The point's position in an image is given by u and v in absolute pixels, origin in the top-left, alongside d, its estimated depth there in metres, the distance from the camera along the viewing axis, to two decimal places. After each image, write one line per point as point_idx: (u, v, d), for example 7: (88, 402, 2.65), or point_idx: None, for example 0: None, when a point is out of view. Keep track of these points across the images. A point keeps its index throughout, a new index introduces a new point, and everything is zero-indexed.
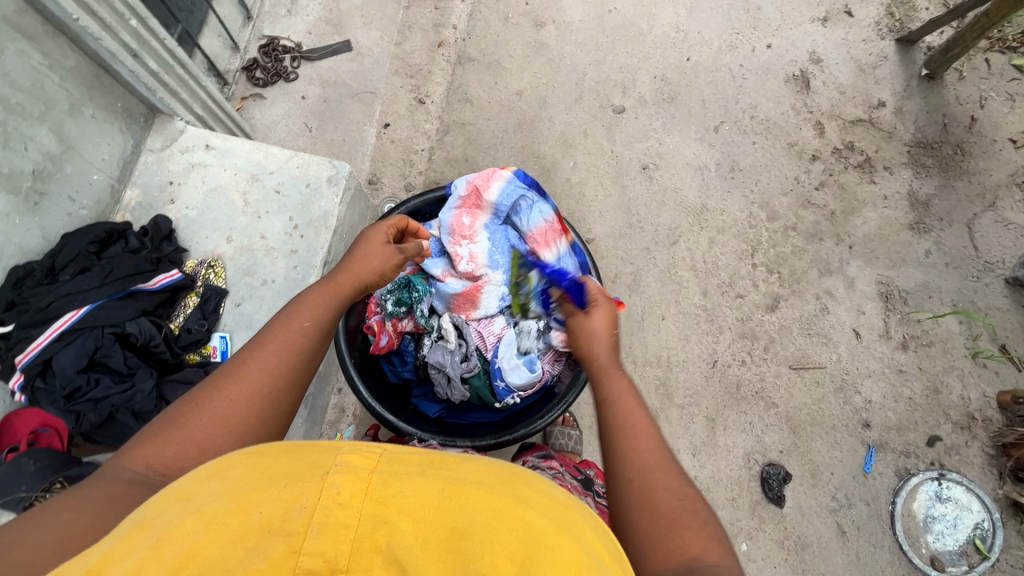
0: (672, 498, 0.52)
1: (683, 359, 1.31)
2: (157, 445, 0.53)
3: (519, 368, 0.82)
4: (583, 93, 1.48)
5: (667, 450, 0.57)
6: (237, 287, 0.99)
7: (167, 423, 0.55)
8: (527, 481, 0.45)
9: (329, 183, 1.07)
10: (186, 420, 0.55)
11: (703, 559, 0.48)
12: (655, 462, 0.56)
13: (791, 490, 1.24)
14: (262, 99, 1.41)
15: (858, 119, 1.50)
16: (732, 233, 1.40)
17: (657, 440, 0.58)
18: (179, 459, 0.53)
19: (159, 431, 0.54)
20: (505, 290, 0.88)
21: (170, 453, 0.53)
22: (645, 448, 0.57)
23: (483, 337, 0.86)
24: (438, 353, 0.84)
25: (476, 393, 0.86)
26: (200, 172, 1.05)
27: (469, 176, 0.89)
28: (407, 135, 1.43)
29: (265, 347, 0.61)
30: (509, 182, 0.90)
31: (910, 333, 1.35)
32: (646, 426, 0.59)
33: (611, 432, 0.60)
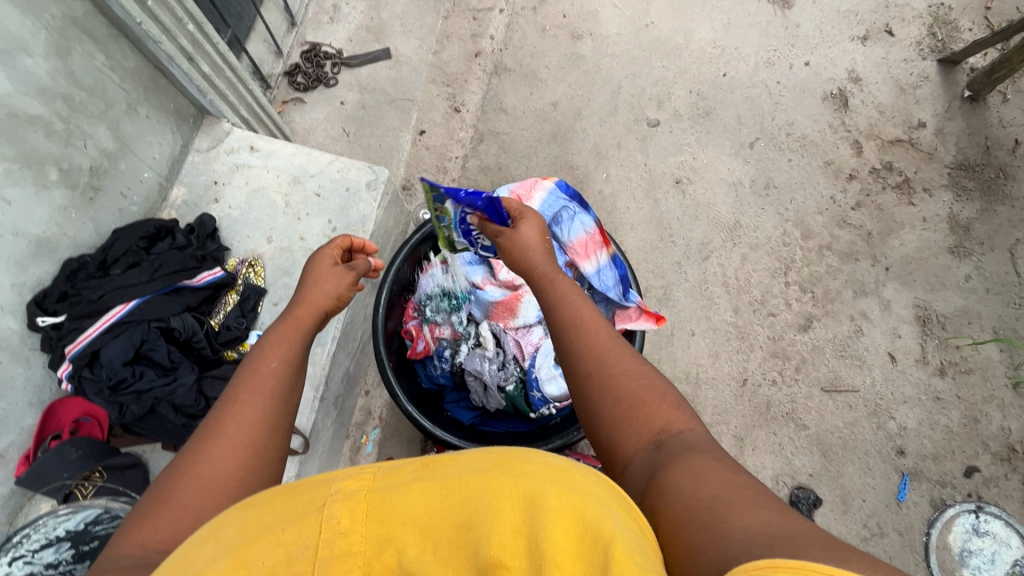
0: (622, 383, 0.55)
1: (712, 376, 1.30)
2: (145, 530, 0.50)
3: (556, 378, 0.81)
4: (618, 106, 1.49)
5: (620, 339, 0.61)
6: (275, 287, 1.01)
7: (152, 505, 0.52)
8: (521, 457, 0.40)
9: (368, 188, 1.09)
10: (168, 497, 0.52)
11: (668, 428, 0.51)
12: (611, 351, 0.59)
13: (821, 515, 1.21)
14: (302, 104, 1.45)
15: (898, 139, 1.48)
16: (765, 251, 1.39)
17: (608, 330, 0.62)
18: (178, 531, 0.50)
19: (140, 520, 0.51)
20: None
21: (163, 533, 0.49)
22: (601, 341, 0.60)
23: (521, 346, 0.84)
24: (476, 360, 0.84)
25: (511, 402, 0.84)
26: (243, 173, 1.08)
27: (512, 186, 0.90)
28: (441, 143, 1.45)
29: (237, 400, 0.61)
30: (550, 194, 0.91)
31: (949, 359, 1.32)
32: (594, 319, 0.63)
33: (565, 329, 0.63)
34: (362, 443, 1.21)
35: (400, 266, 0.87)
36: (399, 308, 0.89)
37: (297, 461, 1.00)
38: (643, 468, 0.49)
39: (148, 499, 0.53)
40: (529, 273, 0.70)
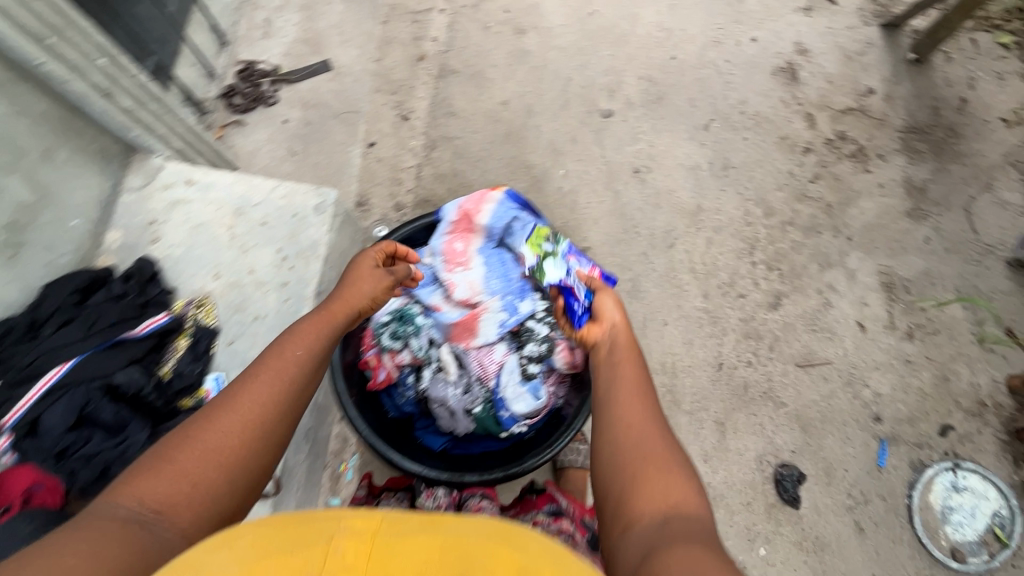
0: (647, 447, 0.58)
1: (689, 363, 1.29)
2: (149, 477, 0.54)
3: (524, 397, 0.79)
4: (570, 100, 1.46)
5: (657, 404, 0.64)
6: (228, 325, 0.98)
7: (158, 460, 0.55)
8: (522, 532, 0.43)
9: (316, 213, 1.05)
10: (180, 451, 0.56)
11: (680, 506, 0.52)
12: (646, 412, 0.62)
13: (806, 490, 1.23)
14: (242, 126, 1.38)
15: (849, 108, 1.49)
16: (729, 232, 1.38)
17: (648, 391, 0.64)
18: (174, 494, 0.53)
19: (149, 467, 0.55)
20: (503, 316, 0.84)
21: (164, 486, 0.53)
22: (640, 398, 0.63)
23: (484, 365, 0.82)
24: (439, 387, 0.82)
25: (481, 424, 0.82)
26: (182, 208, 1.02)
27: (458, 201, 0.87)
28: (393, 153, 1.41)
29: (257, 379, 0.63)
30: (501, 203, 0.88)
31: (915, 322, 1.33)
32: (639, 376, 0.66)
33: (610, 378, 0.66)
34: (341, 472, 1.18)
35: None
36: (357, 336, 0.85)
37: (270, 502, 0.95)
38: (643, 537, 0.50)
39: (163, 445, 0.57)
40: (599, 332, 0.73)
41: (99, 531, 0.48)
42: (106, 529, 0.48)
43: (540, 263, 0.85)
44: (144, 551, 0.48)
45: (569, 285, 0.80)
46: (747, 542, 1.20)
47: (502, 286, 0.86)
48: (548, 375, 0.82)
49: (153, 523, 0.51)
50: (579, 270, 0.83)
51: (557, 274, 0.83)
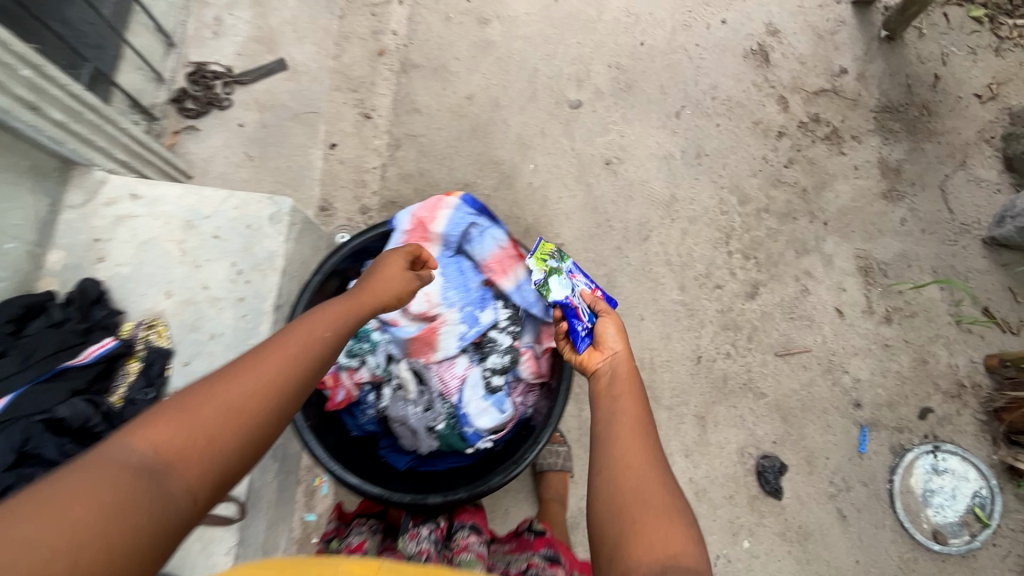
0: (649, 492, 0.55)
1: (667, 358, 1.27)
2: (166, 423, 0.50)
3: (488, 410, 0.79)
4: (537, 91, 1.42)
5: (657, 443, 0.61)
6: (183, 345, 0.94)
7: (172, 407, 0.51)
8: None
9: (271, 222, 1.01)
10: (200, 408, 0.51)
11: (680, 557, 0.50)
12: (646, 451, 0.59)
13: (789, 480, 1.22)
14: (196, 131, 1.32)
15: (822, 89, 1.46)
16: (704, 222, 1.36)
17: (647, 428, 0.62)
18: (185, 450, 0.49)
19: (167, 413, 0.51)
20: (462, 329, 0.84)
21: (177, 436, 0.49)
22: (638, 436, 0.61)
23: (446, 381, 0.82)
24: (399, 405, 0.81)
25: (445, 441, 0.80)
26: (128, 224, 0.97)
27: (412, 209, 0.86)
28: (356, 154, 1.36)
29: (282, 348, 0.59)
30: (455, 209, 0.88)
31: (893, 306, 1.32)
32: (638, 412, 0.63)
33: (610, 412, 0.64)
34: (316, 485, 1.16)
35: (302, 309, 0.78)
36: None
37: (237, 527, 0.91)
38: None
39: (187, 393, 0.53)
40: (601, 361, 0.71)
41: (105, 481, 0.45)
42: (113, 479, 0.45)
43: (545, 279, 0.81)
44: (146, 514, 0.45)
45: (574, 305, 0.78)
46: (731, 536, 1.19)
47: (460, 296, 0.86)
48: (514, 386, 0.84)
49: (161, 479, 0.47)
50: (582, 290, 0.81)
51: (562, 292, 0.80)
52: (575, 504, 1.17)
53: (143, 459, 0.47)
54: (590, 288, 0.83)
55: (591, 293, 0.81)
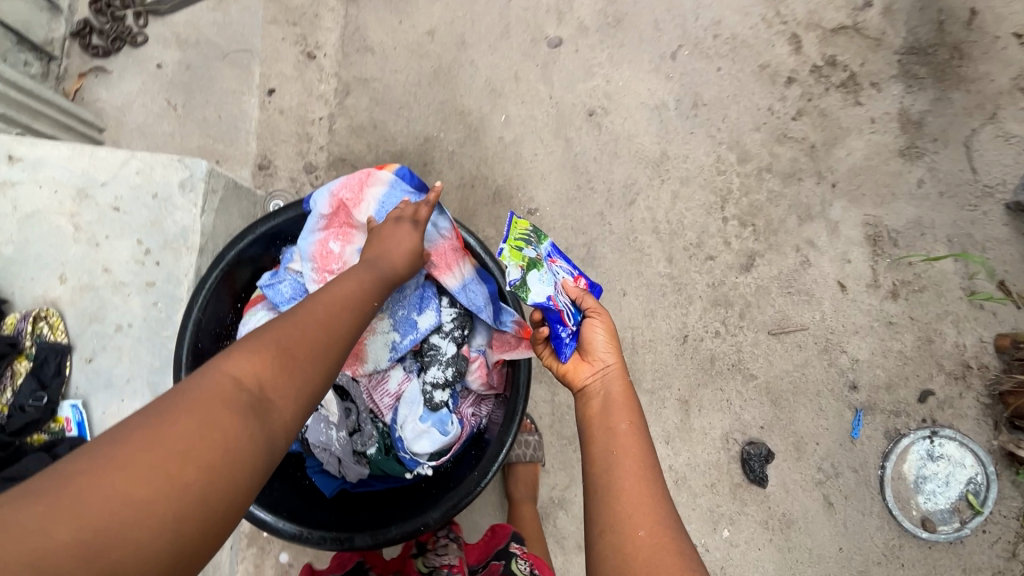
0: (661, 560, 0.50)
1: (650, 338, 1.15)
2: (254, 356, 0.44)
3: (427, 433, 0.73)
4: (509, 26, 1.21)
5: (660, 486, 0.56)
6: (85, 339, 0.80)
7: (260, 343, 0.45)
8: None
9: (183, 190, 0.84)
10: (286, 342, 0.46)
11: None
12: (650, 502, 0.54)
13: (775, 467, 1.14)
14: (106, 74, 1.14)
15: (841, 26, 1.26)
16: (698, 183, 1.20)
17: (648, 468, 0.57)
18: (276, 388, 0.44)
19: (250, 347, 0.45)
20: (394, 338, 0.77)
21: (267, 371, 0.44)
22: (638, 483, 0.56)
23: (378, 400, 0.78)
24: (320, 431, 0.74)
25: (378, 464, 0.76)
26: (7, 194, 0.81)
27: (332, 187, 0.76)
28: (298, 102, 1.16)
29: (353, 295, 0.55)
30: (384, 192, 0.78)
31: (900, 279, 1.20)
32: (636, 451, 0.58)
33: (606, 456, 0.58)
34: None
35: (202, 312, 0.69)
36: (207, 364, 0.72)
37: None
38: None
39: (266, 328, 0.47)
40: (598, 387, 0.65)
41: (201, 417, 0.39)
42: (208, 415, 0.40)
43: (523, 277, 0.66)
44: (251, 451, 0.40)
45: (557, 308, 0.66)
46: (710, 524, 1.12)
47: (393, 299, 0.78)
48: (465, 397, 0.80)
49: (259, 415, 0.42)
50: (563, 280, 0.71)
51: (544, 291, 0.66)
52: (545, 497, 1.09)
53: (237, 392, 0.42)
54: (572, 277, 0.74)
55: (574, 284, 0.72)
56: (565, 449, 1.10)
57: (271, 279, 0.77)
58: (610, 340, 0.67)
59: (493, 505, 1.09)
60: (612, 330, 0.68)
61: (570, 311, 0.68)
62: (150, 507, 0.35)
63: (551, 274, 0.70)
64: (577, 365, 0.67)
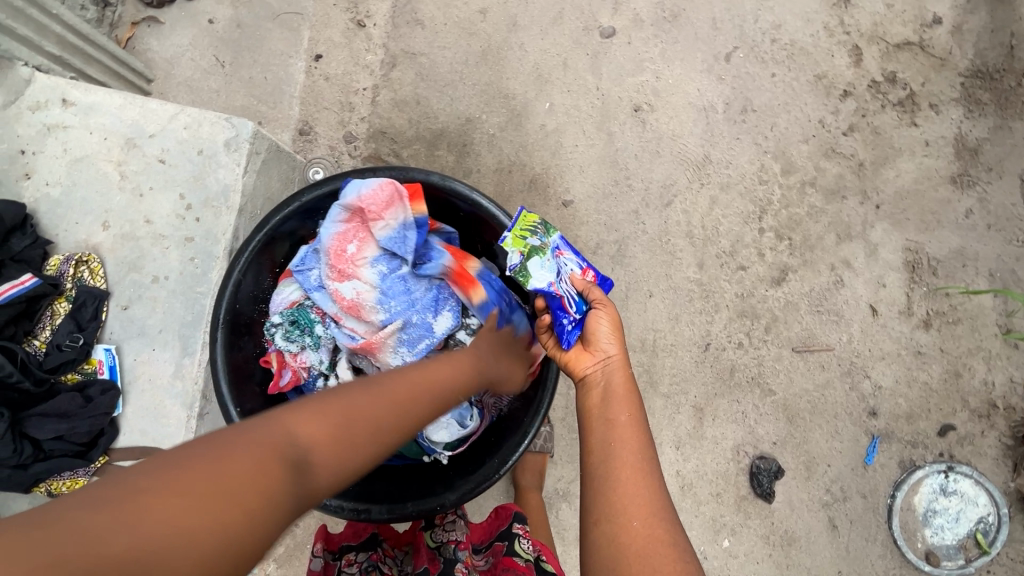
0: (654, 552, 0.51)
1: (672, 342, 1.15)
2: (319, 419, 0.41)
3: (447, 426, 0.75)
4: (563, 11, 1.19)
5: (654, 469, 0.57)
6: (122, 287, 0.82)
7: (328, 402, 0.42)
8: None
9: (227, 149, 0.85)
10: (345, 412, 0.42)
11: None
12: (640, 485, 0.55)
13: (782, 484, 1.13)
14: (158, 25, 1.15)
15: (906, 42, 1.21)
16: (738, 191, 1.18)
17: (642, 452, 0.58)
18: (330, 457, 0.40)
19: (308, 406, 0.41)
20: (411, 344, 0.76)
21: (321, 440, 0.40)
22: (631, 468, 0.57)
23: None
24: None
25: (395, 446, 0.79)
26: (58, 136, 0.83)
27: (361, 191, 0.73)
28: (344, 70, 1.16)
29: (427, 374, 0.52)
30: (402, 221, 0.76)
31: (935, 309, 1.17)
32: (633, 437, 0.59)
33: (600, 445, 0.59)
34: None
35: (242, 276, 0.71)
36: (243, 325, 0.74)
37: None
38: None
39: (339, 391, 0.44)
40: (602, 379, 0.65)
41: (253, 465, 0.36)
42: (258, 465, 0.36)
43: (524, 263, 0.70)
44: (277, 521, 0.36)
45: (559, 296, 0.70)
46: (712, 533, 1.13)
47: (403, 307, 0.76)
48: None
49: (298, 481, 0.38)
50: (571, 272, 0.74)
51: (545, 278, 0.70)
52: (551, 489, 1.10)
53: (287, 450, 0.38)
54: (580, 269, 0.75)
55: (582, 277, 0.74)
56: (574, 443, 1.11)
57: (301, 264, 0.78)
58: (614, 330, 0.67)
59: (498, 490, 1.10)
60: (616, 320, 0.68)
61: (572, 302, 0.70)
62: (183, 546, 0.32)
63: (556, 266, 0.72)
64: (579, 354, 0.68)
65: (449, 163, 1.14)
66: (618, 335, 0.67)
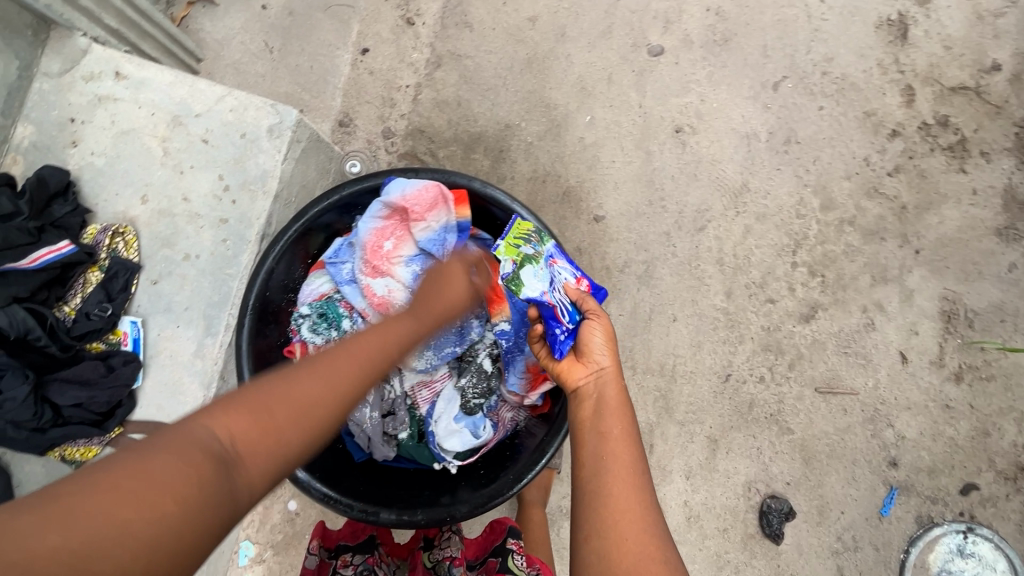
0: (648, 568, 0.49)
1: (692, 370, 1.12)
2: (237, 412, 0.42)
3: (459, 433, 0.76)
4: (613, 26, 1.18)
5: (646, 481, 0.55)
6: (154, 262, 0.82)
7: (243, 395, 0.43)
8: None
9: (270, 135, 0.85)
10: (265, 400, 0.44)
11: None
12: (631, 499, 0.53)
13: (792, 526, 1.10)
14: (213, 7, 1.16)
15: (962, 86, 1.18)
16: (774, 222, 1.15)
17: (634, 466, 0.56)
18: (259, 441, 0.42)
19: (225, 404, 0.42)
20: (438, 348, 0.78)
21: (244, 429, 0.42)
22: (622, 481, 0.54)
23: (416, 391, 0.81)
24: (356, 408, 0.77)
25: (408, 451, 0.79)
26: (108, 108, 0.84)
27: (406, 190, 0.74)
28: (389, 66, 1.16)
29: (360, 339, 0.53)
30: (444, 223, 0.76)
31: (969, 363, 1.13)
32: (624, 449, 0.57)
33: (590, 459, 0.57)
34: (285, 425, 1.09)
35: (275, 263, 0.71)
36: (271, 313, 0.74)
37: None
38: None
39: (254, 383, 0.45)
40: (595, 392, 0.63)
41: (175, 463, 0.37)
42: (181, 462, 0.37)
43: (516, 271, 0.70)
44: (214, 509, 0.37)
45: (552, 305, 0.69)
46: (714, 569, 1.10)
47: None
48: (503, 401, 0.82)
49: (227, 472, 0.39)
50: (564, 282, 0.73)
51: (538, 287, 0.70)
52: (554, 506, 1.08)
53: (208, 446, 0.39)
54: (574, 278, 0.75)
55: (575, 286, 0.74)
56: None
57: (335, 256, 0.79)
58: (609, 344, 0.66)
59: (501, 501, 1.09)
60: (607, 329, 0.67)
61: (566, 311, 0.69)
62: (121, 547, 0.33)
63: (549, 275, 0.72)
64: (572, 364, 0.67)
65: (484, 167, 1.14)
66: (609, 347, 0.66)
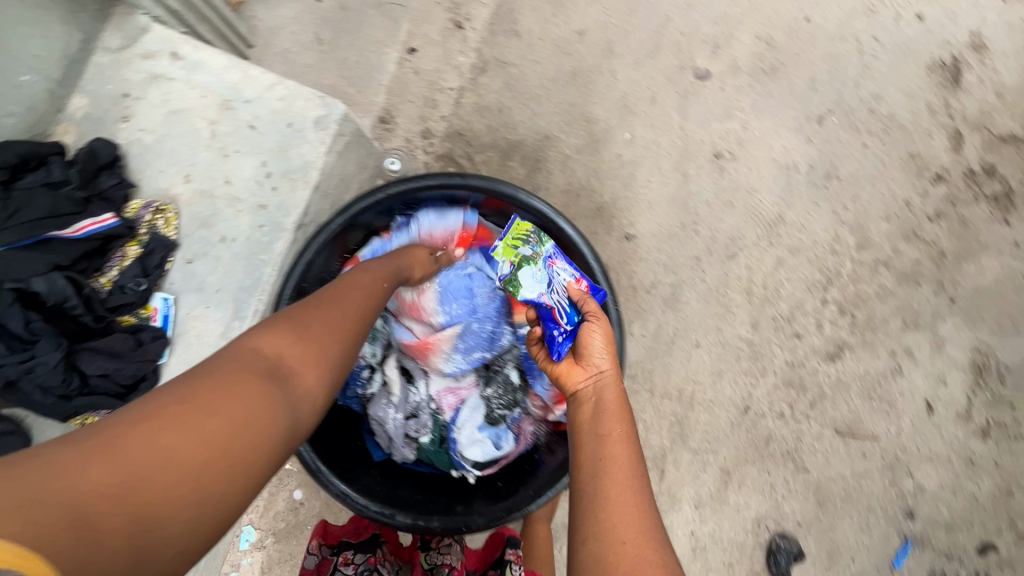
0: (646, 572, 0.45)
1: (710, 398, 1.11)
2: (271, 334, 0.46)
3: (481, 443, 0.77)
4: (661, 45, 1.18)
5: (645, 483, 0.52)
6: (190, 240, 0.83)
7: (271, 324, 0.48)
8: None
9: (315, 127, 0.86)
10: (290, 326, 0.48)
11: None
12: (627, 499, 0.50)
13: (800, 568, 1.08)
14: None
15: (1012, 136, 1.16)
16: (807, 256, 1.14)
17: (632, 466, 0.53)
18: (296, 356, 0.46)
19: (262, 329, 0.47)
20: (468, 352, 0.81)
21: (285, 347, 0.46)
22: (620, 481, 0.51)
23: (441, 396, 0.82)
24: (381, 408, 0.79)
25: (427, 455, 0.79)
26: (161, 87, 0.86)
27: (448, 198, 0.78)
28: (434, 67, 1.17)
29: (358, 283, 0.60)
30: None
31: (996, 419, 1.10)
32: (622, 448, 0.54)
33: (588, 460, 0.55)
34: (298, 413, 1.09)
35: (314, 256, 0.71)
36: None
37: None
38: None
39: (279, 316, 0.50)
40: (595, 395, 0.62)
41: (230, 380, 0.40)
42: (232, 376, 0.41)
43: (514, 272, 0.74)
44: (272, 412, 0.41)
45: (548, 306, 0.71)
46: None
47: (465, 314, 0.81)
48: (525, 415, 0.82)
49: (279, 382, 0.43)
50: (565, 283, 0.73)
51: (535, 288, 0.72)
52: (560, 522, 1.07)
53: (257, 363, 0.43)
54: (574, 279, 0.75)
55: (576, 286, 0.73)
56: None
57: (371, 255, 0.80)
58: (607, 345, 0.65)
59: None
60: (607, 331, 0.67)
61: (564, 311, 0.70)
62: (189, 449, 0.36)
63: (547, 277, 0.74)
64: (571, 368, 0.66)
65: (520, 175, 1.14)
66: (608, 350, 0.65)
